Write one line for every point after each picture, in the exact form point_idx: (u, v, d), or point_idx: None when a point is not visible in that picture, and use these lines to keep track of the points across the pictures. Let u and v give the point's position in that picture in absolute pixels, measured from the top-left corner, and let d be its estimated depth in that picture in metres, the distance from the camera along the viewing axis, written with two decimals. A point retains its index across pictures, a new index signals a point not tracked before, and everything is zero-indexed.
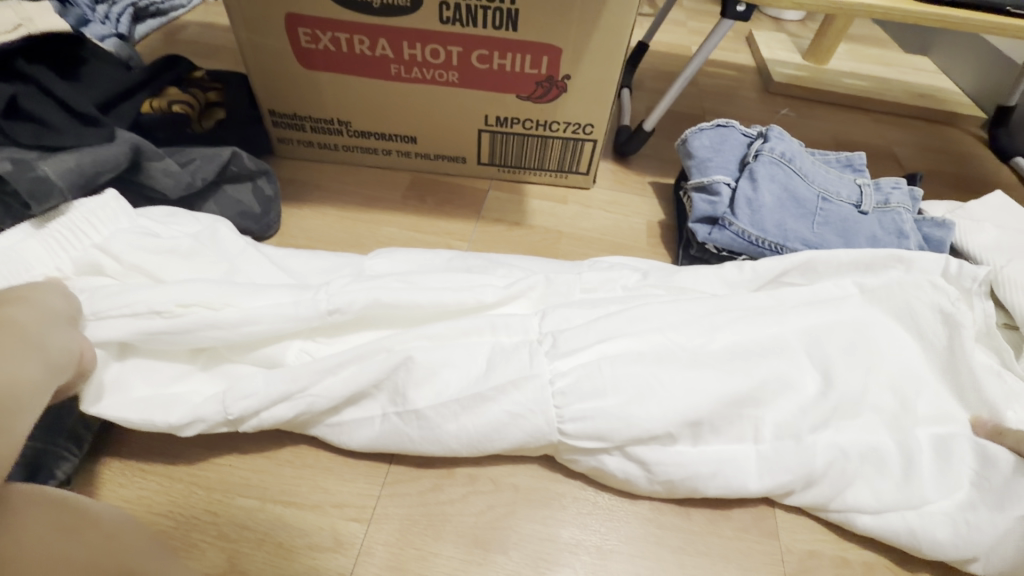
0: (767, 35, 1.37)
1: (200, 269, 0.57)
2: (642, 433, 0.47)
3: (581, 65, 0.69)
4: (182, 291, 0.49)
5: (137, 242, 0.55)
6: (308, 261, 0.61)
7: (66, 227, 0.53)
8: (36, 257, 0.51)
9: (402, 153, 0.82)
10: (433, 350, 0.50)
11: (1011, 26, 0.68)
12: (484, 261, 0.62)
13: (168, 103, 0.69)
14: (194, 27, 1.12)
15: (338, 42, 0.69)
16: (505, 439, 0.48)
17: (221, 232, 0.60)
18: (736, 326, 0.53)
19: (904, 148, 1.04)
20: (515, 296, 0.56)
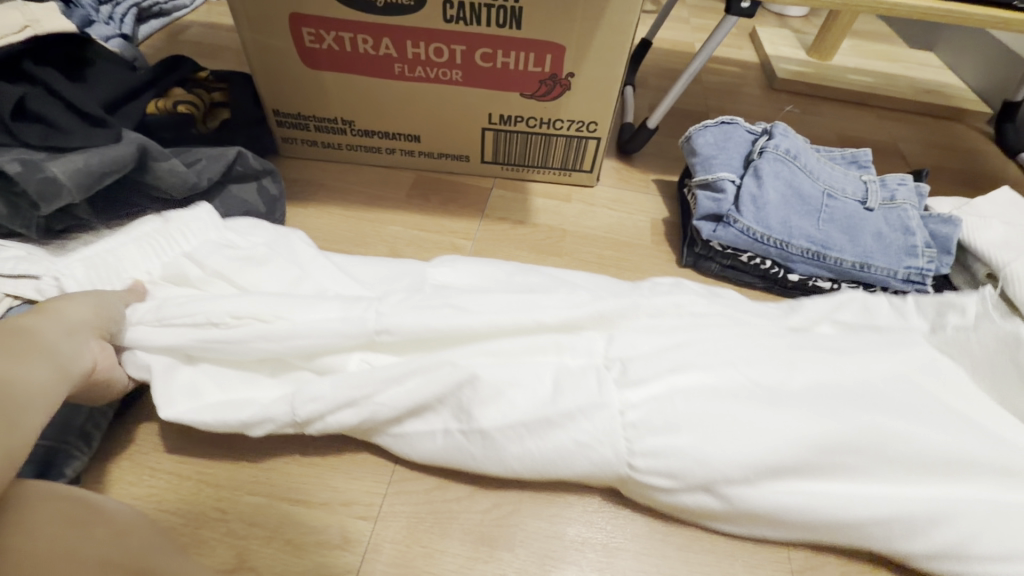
0: (771, 32, 1.36)
1: (276, 272, 0.56)
2: (716, 471, 0.44)
3: (585, 63, 0.69)
4: (236, 303, 0.49)
5: (220, 251, 0.56)
6: (371, 266, 0.60)
7: (162, 235, 0.56)
8: (132, 262, 0.55)
9: (406, 152, 0.82)
10: (499, 368, 0.49)
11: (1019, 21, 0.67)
12: (541, 277, 0.59)
13: (173, 104, 0.70)
14: (199, 27, 1.12)
15: (342, 42, 0.69)
16: (571, 467, 0.47)
17: (294, 244, 0.60)
18: (813, 358, 0.51)
19: (909, 144, 1.04)
20: (589, 320, 0.51)
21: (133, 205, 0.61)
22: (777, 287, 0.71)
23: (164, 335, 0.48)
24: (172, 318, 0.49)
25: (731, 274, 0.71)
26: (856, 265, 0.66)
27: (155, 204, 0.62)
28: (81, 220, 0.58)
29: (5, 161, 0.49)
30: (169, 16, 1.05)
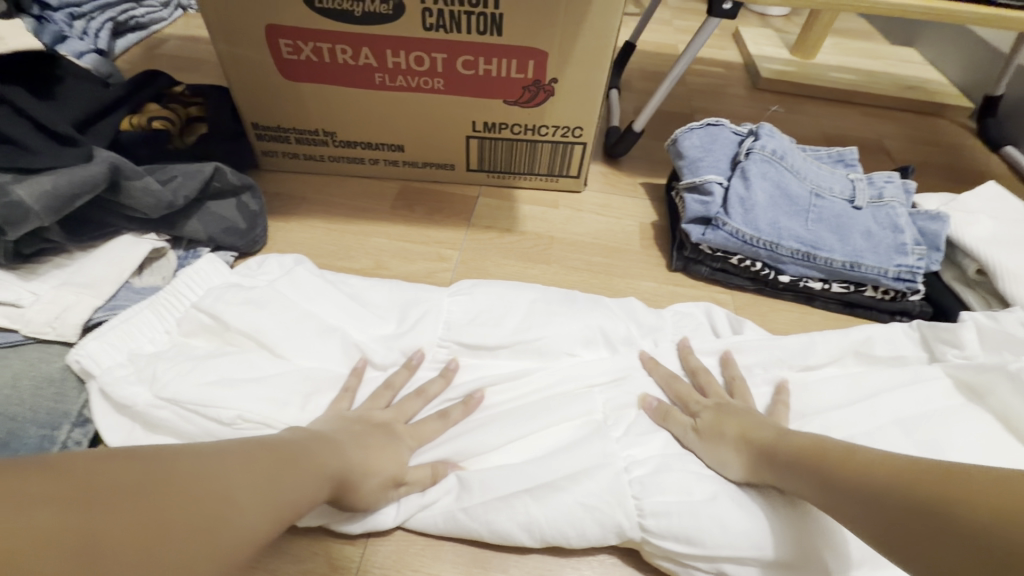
0: (754, 32, 1.37)
1: (276, 315, 0.52)
2: (735, 544, 0.41)
3: (568, 68, 0.68)
4: (244, 405, 0.46)
5: (228, 295, 0.53)
6: (385, 292, 0.58)
7: (172, 294, 0.54)
8: (148, 326, 0.52)
9: (390, 162, 0.81)
10: (497, 432, 0.48)
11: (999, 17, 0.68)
12: (571, 313, 0.57)
13: (148, 120, 0.68)
14: (176, 40, 1.10)
15: (321, 53, 0.67)
16: (584, 539, 0.43)
17: (300, 276, 0.57)
18: (832, 411, 0.50)
19: (895, 141, 1.04)
20: (594, 382, 0.52)
21: (108, 225, 0.59)
22: (768, 288, 0.70)
23: (180, 423, 0.45)
24: (191, 404, 0.46)
25: (721, 277, 0.71)
26: (846, 264, 0.65)
27: (131, 224, 0.60)
28: (53, 243, 0.56)
29: None
30: (146, 30, 1.08)
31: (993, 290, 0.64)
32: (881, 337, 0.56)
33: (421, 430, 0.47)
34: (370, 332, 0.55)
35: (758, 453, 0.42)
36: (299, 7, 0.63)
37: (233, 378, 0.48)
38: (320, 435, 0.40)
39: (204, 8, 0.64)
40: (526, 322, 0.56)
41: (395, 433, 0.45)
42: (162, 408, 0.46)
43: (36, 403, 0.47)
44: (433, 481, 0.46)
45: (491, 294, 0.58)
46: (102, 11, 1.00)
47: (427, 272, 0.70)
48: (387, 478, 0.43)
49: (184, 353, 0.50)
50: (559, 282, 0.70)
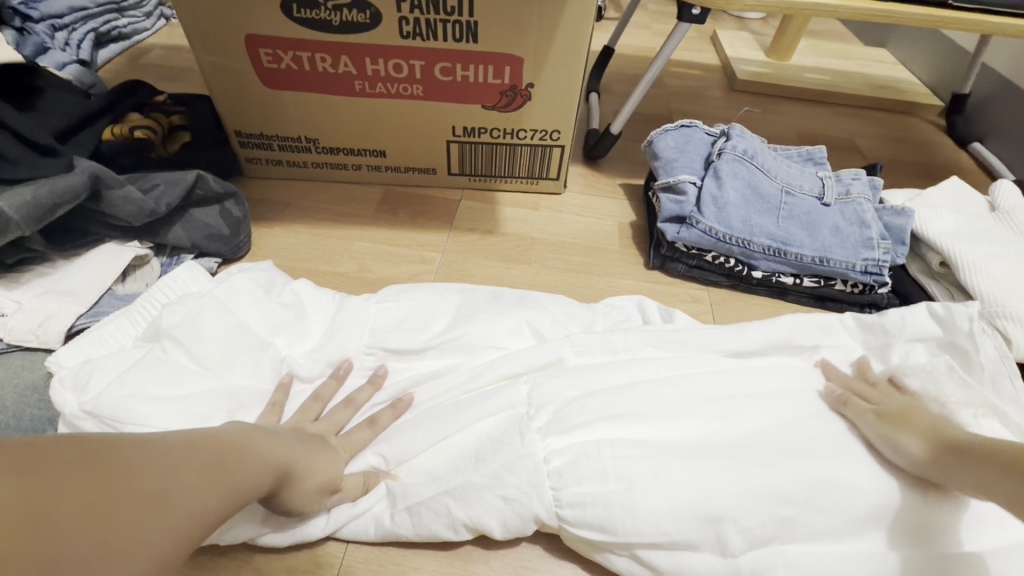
0: (731, 34, 1.40)
1: (217, 324, 0.51)
2: (648, 531, 0.42)
3: (543, 74, 0.70)
4: (163, 417, 0.44)
5: (179, 307, 0.52)
6: (314, 298, 0.59)
7: (147, 303, 0.55)
8: (98, 338, 0.52)
9: (372, 167, 0.82)
10: (418, 435, 0.48)
11: (962, 21, 0.68)
12: (494, 309, 0.60)
13: (130, 129, 0.68)
14: (160, 50, 1.10)
15: (301, 61, 0.69)
16: (501, 529, 0.45)
17: (239, 284, 0.56)
18: (750, 396, 0.50)
19: (866, 139, 1.07)
20: (519, 371, 0.53)
21: (90, 234, 0.59)
22: (743, 284, 0.72)
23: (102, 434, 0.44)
24: (110, 416, 0.44)
25: (697, 274, 0.73)
26: (815, 259, 0.68)
27: (113, 232, 0.60)
28: (36, 252, 0.56)
29: None
30: (129, 40, 1.09)
31: (956, 282, 0.66)
32: (805, 326, 0.57)
33: (351, 440, 0.47)
34: (294, 351, 0.55)
35: (940, 443, 0.41)
36: (279, 18, 0.65)
37: (159, 389, 0.47)
38: (263, 430, 0.40)
39: (185, 19, 0.65)
40: (453, 325, 0.58)
41: (329, 443, 0.46)
42: (86, 418, 0.45)
43: (21, 410, 0.48)
44: (365, 490, 0.46)
45: (414, 301, 0.60)
46: (85, 22, 1.01)
47: (410, 275, 0.71)
48: (316, 489, 0.42)
49: (120, 359, 0.49)
50: (539, 282, 0.71)
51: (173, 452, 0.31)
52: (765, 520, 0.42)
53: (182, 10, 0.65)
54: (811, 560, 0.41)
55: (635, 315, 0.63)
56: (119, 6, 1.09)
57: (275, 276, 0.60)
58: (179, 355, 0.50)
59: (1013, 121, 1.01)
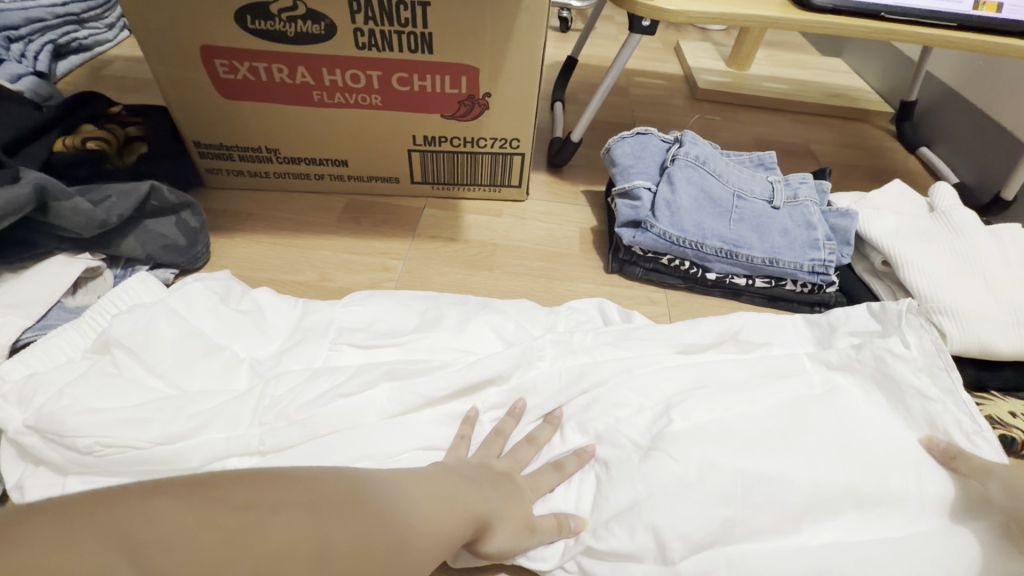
0: (693, 45, 1.44)
1: (168, 333, 0.51)
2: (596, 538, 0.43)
3: (499, 84, 0.72)
4: (105, 430, 0.44)
5: (129, 316, 0.51)
6: (276, 307, 0.59)
7: (96, 314, 0.55)
8: (43, 352, 0.51)
9: (335, 176, 0.83)
10: (382, 434, 0.48)
11: (905, 32, 0.69)
12: (459, 312, 0.60)
13: (82, 140, 0.68)
14: (123, 61, 1.10)
15: (257, 72, 0.69)
16: None
17: (192, 293, 0.56)
18: (694, 394, 0.50)
19: (821, 145, 1.11)
20: (491, 376, 0.52)
21: (39, 246, 0.59)
22: (698, 286, 0.73)
23: (46, 448, 0.44)
24: (51, 432, 0.44)
25: (655, 277, 0.74)
26: (766, 260, 0.70)
27: (63, 244, 0.60)
28: None
29: None
30: (90, 52, 1.08)
31: (898, 280, 0.69)
32: (754, 325, 0.59)
33: (538, 480, 0.45)
34: (256, 353, 0.54)
35: None
36: (234, 29, 0.65)
37: (100, 402, 0.46)
38: (455, 473, 0.40)
39: (139, 30, 0.65)
40: (419, 328, 0.58)
41: (517, 483, 0.44)
42: (28, 434, 0.44)
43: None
44: (561, 533, 0.43)
45: (382, 306, 0.61)
46: (42, 34, 1.00)
47: (372, 282, 0.71)
48: (520, 525, 0.41)
49: (62, 370, 0.48)
50: (501, 287, 0.72)
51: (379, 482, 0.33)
52: (703, 522, 0.42)
53: (136, 22, 0.65)
54: (753, 560, 0.41)
55: (594, 318, 0.64)
56: (79, 18, 1.09)
57: (235, 286, 0.60)
58: (126, 368, 0.49)
59: (955, 126, 1.06)
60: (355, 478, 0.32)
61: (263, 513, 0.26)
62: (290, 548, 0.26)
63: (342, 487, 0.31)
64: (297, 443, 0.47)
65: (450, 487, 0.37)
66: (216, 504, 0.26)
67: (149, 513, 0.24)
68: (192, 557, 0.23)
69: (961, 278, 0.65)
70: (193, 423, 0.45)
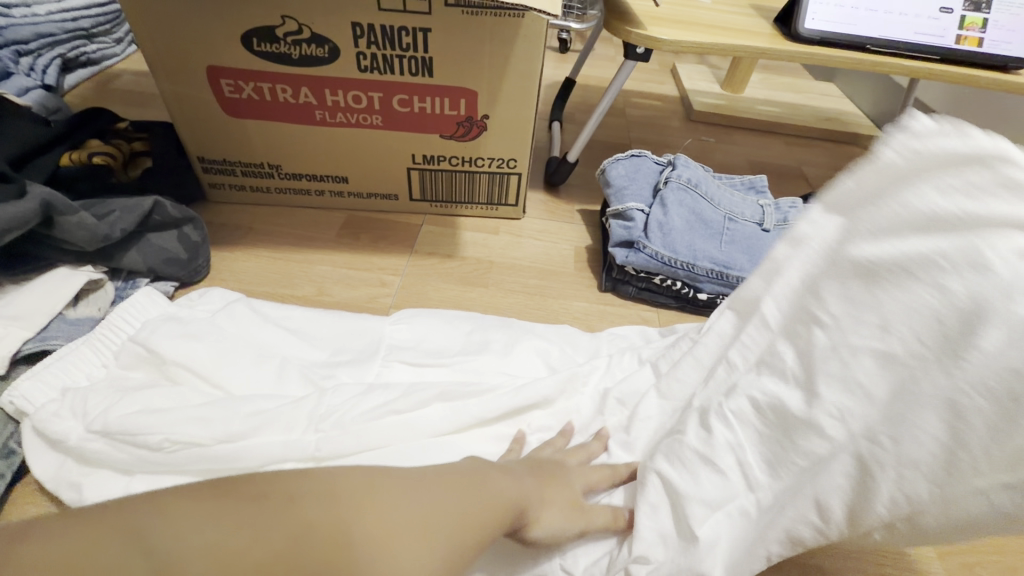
0: (689, 67, 1.47)
1: (215, 348, 0.53)
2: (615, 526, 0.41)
3: (497, 106, 0.74)
4: (174, 428, 0.45)
5: (170, 327, 0.54)
6: (322, 322, 0.61)
7: (108, 330, 0.56)
8: (82, 363, 0.53)
9: (335, 193, 0.84)
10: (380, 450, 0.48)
11: (891, 64, 0.72)
12: (505, 335, 0.61)
13: (88, 155, 0.69)
14: (128, 75, 1.13)
15: (261, 92, 0.71)
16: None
17: (236, 311, 0.58)
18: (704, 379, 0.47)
19: (813, 167, 1.13)
20: (537, 400, 0.52)
21: (43, 259, 0.60)
22: (689, 306, 0.75)
23: (111, 451, 0.46)
24: (121, 434, 0.46)
25: (646, 296, 0.75)
26: None
27: (67, 257, 0.61)
28: None
29: None
30: (98, 65, 1.10)
31: None
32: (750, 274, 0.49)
33: (586, 472, 0.45)
34: (306, 360, 0.56)
35: None
36: (241, 52, 0.67)
37: (160, 407, 0.47)
38: (494, 467, 0.40)
39: (148, 50, 0.68)
40: (467, 349, 0.59)
41: (564, 471, 0.44)
42: (93, 439, 0.46)
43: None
44: (615, 526, 0.41)
45: (430, 328, 0.61)
46: (51, 48, 1.02)
47: (369, 297, 0.72)
48: (564, 513, 0.40)
49: (113, 386, 0.51)
50: (497, 305, 0.73)
51: (404, 485, 0.34)
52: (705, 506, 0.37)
53: (146, 44, 0.67)
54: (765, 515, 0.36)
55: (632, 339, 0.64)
56: (88, 33, 1.11)
57: (275, 306, 0.62)
58: (174, 378, 0.52)
59: None
60: (385, 481, 0.33)
61: (262, 511, 0.29)
62: (277, 549, 0.28)
63: (353, 488, 0.32)
64: (352, 453, 0.46)
65: (474, 481, 0.37)
66: (224, 505, 0.29)
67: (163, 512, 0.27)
68: (195, 550, 0.26)
69: None
70: (253, 423, 0.46)
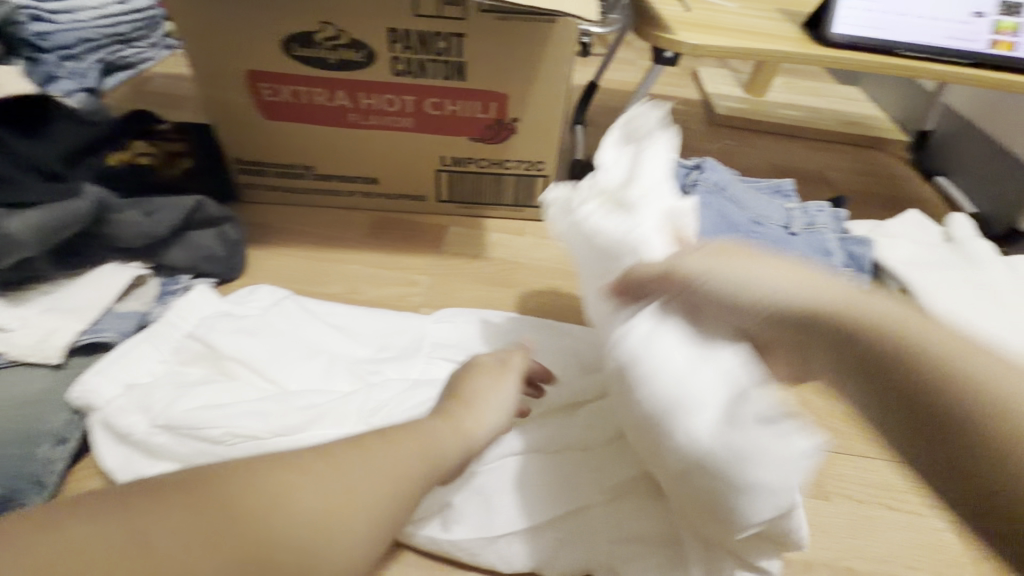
0: (710, 71, 1.47)
1: (269, 344, 0.57)
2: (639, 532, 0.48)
3: (527, 109, 0.75)
4: (234, 422, 0.50)
5: (224, 324, 0.59)
6: (366, 321, 0.65)
7: (165, 326, 0.59)
8: (141, 358, 0.57)
9: (365, 193, 0.86)
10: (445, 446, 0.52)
11: (921, 68, 0.72)
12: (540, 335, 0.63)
13: (133, 156, 0.71)
14: (162, 79, 1.16)
15: (298, 95, 0.73)
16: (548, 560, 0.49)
17: (288, 309, 0.63)
18: None
19: (838, 172, 1.12)
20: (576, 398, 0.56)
21: (92, 256, 0.63)
22: None
23: (175, 444, 0.50)
24: (184, 428, 0.50)
25: None
26: None
27: (114, 254, 0.64)
28: (38, 272, 0.59)
29: None
30: (133, 69, 1.13)
31: None
32: None
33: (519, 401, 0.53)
34: (353, 356, 0.60)
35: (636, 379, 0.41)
36: (280, 57, 0.69)
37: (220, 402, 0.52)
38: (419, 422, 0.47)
39: (194, 54, 0.70)
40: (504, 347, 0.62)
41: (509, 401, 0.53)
42: (158, 433, 0.50)
43: (39, 416, 0.52)
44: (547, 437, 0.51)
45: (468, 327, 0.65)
46: (92, 53, 1.05)
47: (399, 296, 0.74)
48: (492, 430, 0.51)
49: (176, 381, 0.55)
50: (523, 305, 0.75)
51: (304, 464, 0.40)
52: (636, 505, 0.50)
53: (191, 49, 0.70)
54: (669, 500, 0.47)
55: None
56: (125, 38, 1.11)
57: (321, 304, 0.66)
58: (230, 373, 0.56)
59: (972, 157, 1.07)
60: (289, 464, 0.40)
61: (165, 515, 0.36)
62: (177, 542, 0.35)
63: (253, 479, 0.38)
64: None
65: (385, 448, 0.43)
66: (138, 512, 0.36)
67: (85, 525, 0.35)
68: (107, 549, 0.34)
69: (974, 308, 0.66)
70: (305, 417, 0.50)
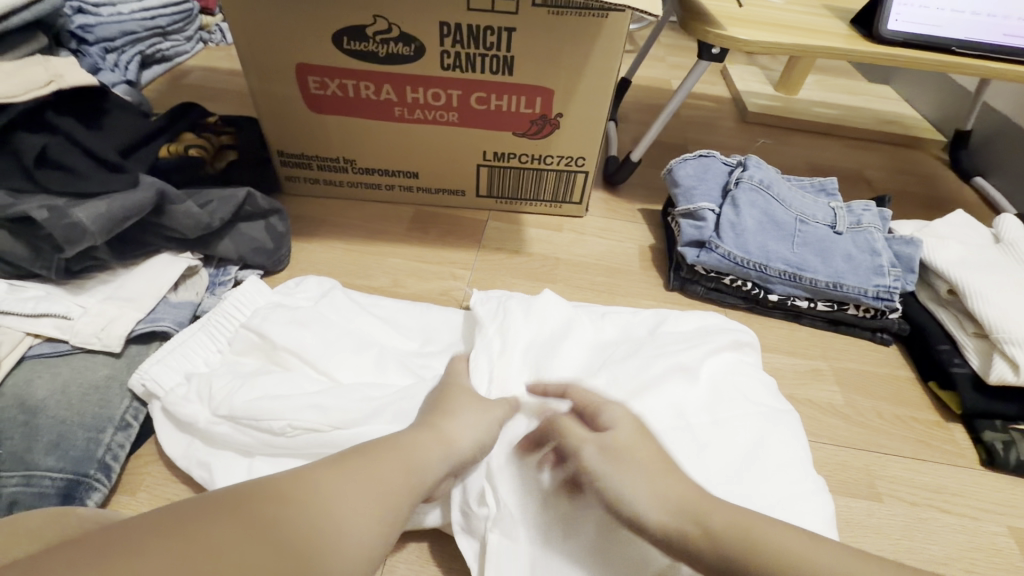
0: (741, 68, 1.46)
1: (319, 334, 0.57)
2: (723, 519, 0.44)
3: (572, 105, 0.75)
4: (294, 414, 0.50)
5: (276, 314, 0.59)
6: (413, 315, 0.65)
7: (220, 315, 0.60)
8: (197, 347, 0.58)
9: (405, 187, 0.86)
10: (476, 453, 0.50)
11: (975, 65, 0.71)
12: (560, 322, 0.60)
13: (184, 148, 0.72)
14: (199, 72, 1.17)
15: (345, 88, 0.74)
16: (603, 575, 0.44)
17: (336, 299, 0.63)
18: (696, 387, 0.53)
19: (875, 171, 1.11)
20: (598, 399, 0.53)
21: (149, 245, 0.63)
22: (759, 307, 0.75)
23: (237, 434, 0.50)
24: (246, 419, 0.50)
25: (715, 296, 0.76)
26: (830, 284, 0.71)
27: (170, 243, 0.64)
28: (99, 260, 0.60)
29: (34, 208, 0.53)
30: (170, 62, 1.15)
31: (963, 309, 0.69)
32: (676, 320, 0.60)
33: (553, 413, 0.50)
34: (402, 349, 0.61)
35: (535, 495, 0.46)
36: (330, 50, 0.70)
37: (278, 393, 0.52)
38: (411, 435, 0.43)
39: (244, 46, 0.71)
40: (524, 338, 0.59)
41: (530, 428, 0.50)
42: (219, 422, 0.51)
43: (104, 404, 0.53)
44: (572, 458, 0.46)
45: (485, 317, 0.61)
46: (132, 45, 1.06)
47: (442, 290, 0.74)
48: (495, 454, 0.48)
49: (233, 370, 0.55)
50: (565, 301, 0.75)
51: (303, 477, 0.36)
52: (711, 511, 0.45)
53: (241, 42, 0.70)
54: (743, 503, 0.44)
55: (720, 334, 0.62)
56: (164, 31, 1.13)
57: (366, 296, 0.67)
58: (283, 363, 0.56)
59: (1015, 157, 1.05)
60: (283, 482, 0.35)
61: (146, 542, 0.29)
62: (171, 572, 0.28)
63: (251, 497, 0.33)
64: None
65: (381, 461, 0.39)
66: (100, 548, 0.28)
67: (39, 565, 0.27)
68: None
69: None
70: (363, 409, 0.50)
